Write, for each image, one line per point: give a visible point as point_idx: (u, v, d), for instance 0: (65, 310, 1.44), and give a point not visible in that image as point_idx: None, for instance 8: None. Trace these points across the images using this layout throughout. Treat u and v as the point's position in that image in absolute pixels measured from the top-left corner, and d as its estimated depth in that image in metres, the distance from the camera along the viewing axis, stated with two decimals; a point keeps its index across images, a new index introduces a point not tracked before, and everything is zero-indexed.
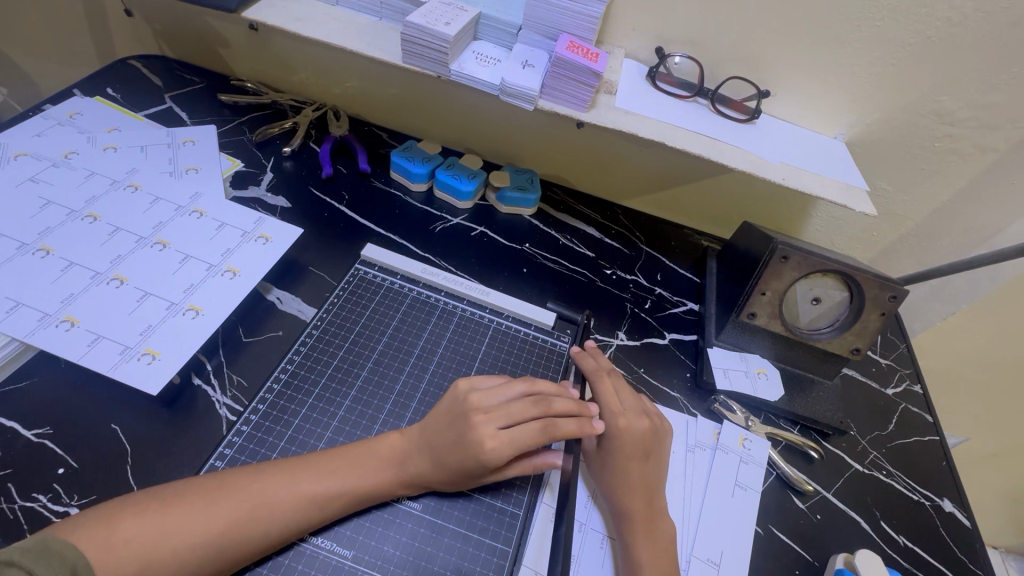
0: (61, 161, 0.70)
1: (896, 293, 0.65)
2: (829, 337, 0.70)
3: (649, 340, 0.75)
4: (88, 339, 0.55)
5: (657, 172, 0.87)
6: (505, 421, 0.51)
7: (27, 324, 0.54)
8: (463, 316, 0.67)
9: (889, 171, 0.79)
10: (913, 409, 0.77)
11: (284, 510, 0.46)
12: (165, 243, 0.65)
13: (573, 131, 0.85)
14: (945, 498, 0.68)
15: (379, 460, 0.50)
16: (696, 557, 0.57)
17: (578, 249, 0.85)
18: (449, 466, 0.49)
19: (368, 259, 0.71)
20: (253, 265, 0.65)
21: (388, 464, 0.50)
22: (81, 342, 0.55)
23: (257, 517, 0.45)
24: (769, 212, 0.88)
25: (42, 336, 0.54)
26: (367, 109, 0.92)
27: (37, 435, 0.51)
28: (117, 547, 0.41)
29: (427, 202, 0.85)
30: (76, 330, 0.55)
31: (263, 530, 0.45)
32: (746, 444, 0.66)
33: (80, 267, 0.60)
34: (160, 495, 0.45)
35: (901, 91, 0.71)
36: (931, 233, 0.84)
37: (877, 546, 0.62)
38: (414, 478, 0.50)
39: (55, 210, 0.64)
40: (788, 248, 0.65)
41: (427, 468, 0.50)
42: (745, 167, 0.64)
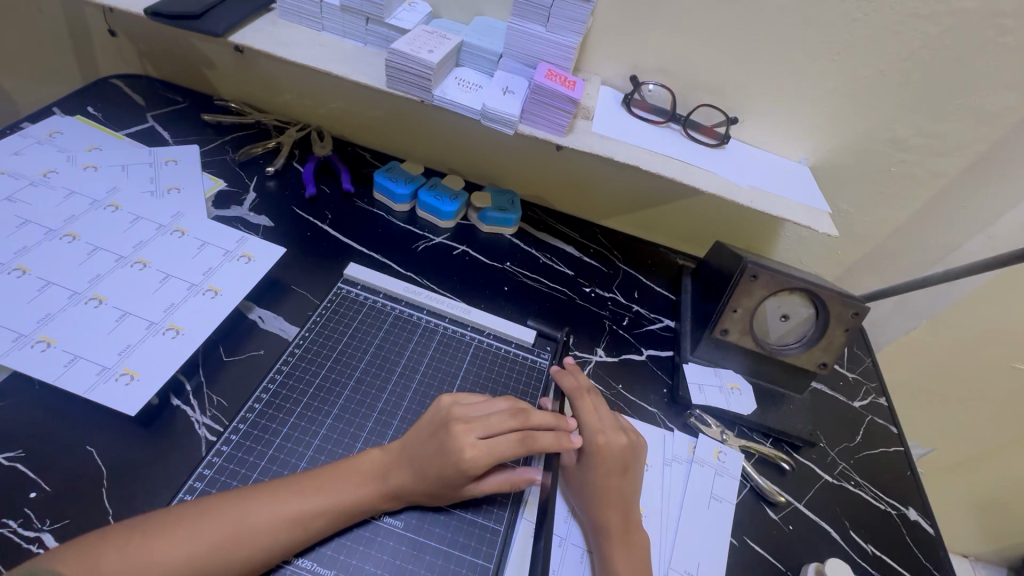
0: (40, 180, 0.69)
1: (858, 310, 0.68)
2: (798, 352, 0.73)
3: (627, 357, 0.77)
4: (65, 359, 0.54)
5: (634, 193, 0.90)
6: (486, 433, 0.52)
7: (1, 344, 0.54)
8: (445, 334, 0.68)
9: (850, 194, 0.83)
10: (879, 421, 0.80)
11: (265, 532, 0.45)
12: (145, 263, 0.65)
13: (552, 153, 0.87)
14: (910, 507, 0.71)
15: (362, 478, 0.50)
16: (673, 569, 0.58)
17: (558, 267, 0.87)
18: (432, 480, 0.50)
19: (351, 278, 0.72)
20: (235, 284, 0.66)
21: (370, 481, 0.50)
22: (58, 362, 0.54)
23: (238, 540, 0.45)
24: (741, 232, 0.92)
25: (16, 356, 0.53)
26: (351, 130, 0.94)
27: (8, 458, 0.50)
28: None
29: (410, 222, 0.86)
30: (52, 351, 0.55)
31: (246, 552, 0.45)
32: (720, 457, 0.68)
33: (58, 286, 0.60)
34: (139, 521, 0.45)
35: (858, 119, 0.76)
36: (892, 252, 0.88)
37: (847, 555, 0.64)
38: (397, 493, 0.50)
39: (32, 229, 0.64)
40: (757, 267, 0.69)
41: (409, 483, 0.50)
42: (715, 190, 0.68)
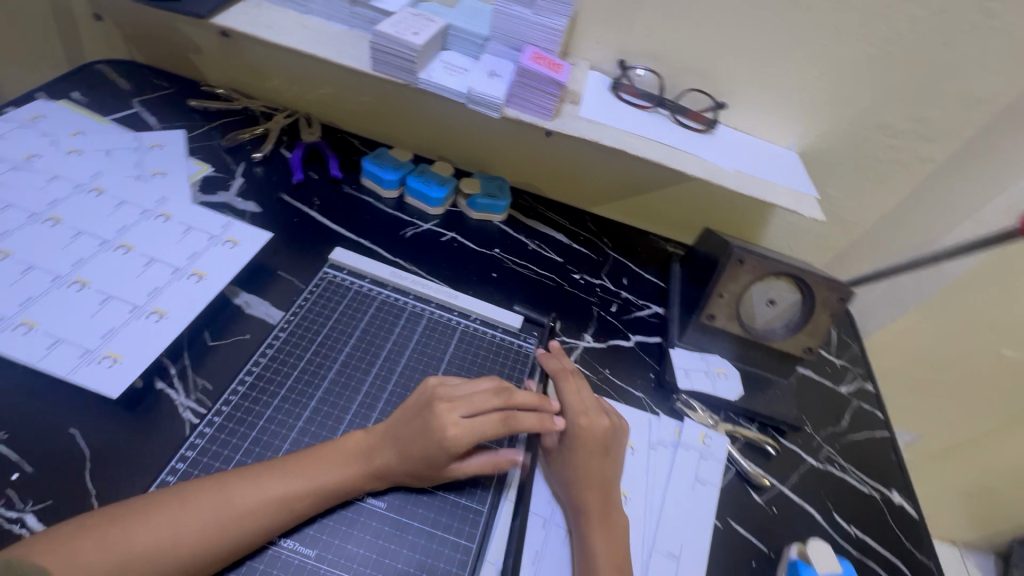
0: (22, 164, 0.69)
1: (844, 294, 0.68)
2: (784, 337, 0.73)
3: (615, 343, 0.77)
4: (47, 342, 0.54)
5: (623, 180, 0.90)
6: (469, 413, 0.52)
7: None
8: (431, 319, 0.68)
9: (838, 179, 0.83)
10: (865, 406, 0.81)
11: (246, 514, 0.46)
12: (129, 247, 0.64)
13: (541, 139, 0.87)
14: (893, 490, 0.72)
15: (345, 459, 0.50)
16: (657, 550, 0.59)
17: (547, 254, 0.87)
18: (416, 460, 0.50)
19: (337, 263, 0.72)
20: (220, 269, 0.65)
21: (352, 461, 0.50)
22: (40, 345, 0.54)
23: (220, 523, 0.45)
24: (730, 219, 0.92)
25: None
26: (340, 116, 0.93)
27: None
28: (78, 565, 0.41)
29: (398, 208, 0.86)
30: (34, 333, 0.55)
31: (230, 537, 0.45)
32: (706, 441, 0.68)
33: (41, 270, 0.59)
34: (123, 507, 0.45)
35: (846, 104, 0.76)
36: (880, 239, 0.88)
37: (830, 537, 0.65)
38: (381, 474, 0.50)
39: (14, 212, 0.64)
40: (743, 252, 0.69)
41: (392, 464, 0.50)
42: (701, 175, 0.67)
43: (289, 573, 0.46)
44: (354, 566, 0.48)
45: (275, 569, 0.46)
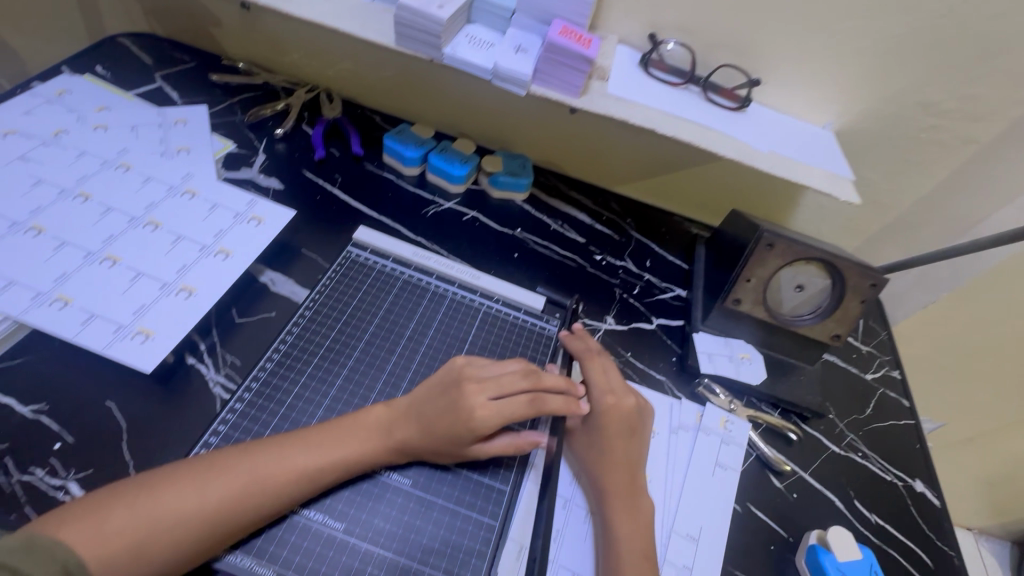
0: (51, 140, 0.69)
1: (877, 281, 0.66)
2: (811, 323, 0.71)
3: (637, 325, 0.77)
4: (82, 317, 0.56)
5: (649, 159, 0.88)
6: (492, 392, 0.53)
7: (21, 301, 0.55)
8: (454, 299, 0.68)
9: (874, 160, 0.80)
10: (891, 394, 0.80)
11: (272, 486, 0.47)
12: (157, 224, 0.65)
13: (566, 116, 0.85)
14: (917, 479, 0.71)
15: (371, 434, 0.51)
16: (676, 532, 0.59)
17: (569, 234, 0.86)
18: (440, 437, 0.51)
19: (360, 242, 0.71)
20: (246, 247, 0.66)
21: (374, 435, 0.51)
22: (75, 320, 0.55)
23: (246, 495, 0.46)
24: (758, 200, 0.89)
25: (36, 314, 0.55)
26: (360, 91, 0.92)
27: (33, 411, 0.52)
28: (109, 539, 0.42)
29: (420, 186, 0.85)
30: (70, 309, 0.56)
31: (256, 508, 0.46)
32: (727, 426, 0.68)
33: (74, 246, 0.61)
34: (148, 481, 0.46)
35: (888, 81, 0.72)
36: (915, 223, 0.85)
37: (850, 524, 0.65)
38: (404, 448, 0.51)
39: (46, 188, 0.64)
40: (773, 235, 0.67)
41: (416, 441, 0.51)
42: (733, 156, 0.65)
43: (319, 545, 0.48)
44: (381, 540, 0.49)
45: (306, 540, 0.48)
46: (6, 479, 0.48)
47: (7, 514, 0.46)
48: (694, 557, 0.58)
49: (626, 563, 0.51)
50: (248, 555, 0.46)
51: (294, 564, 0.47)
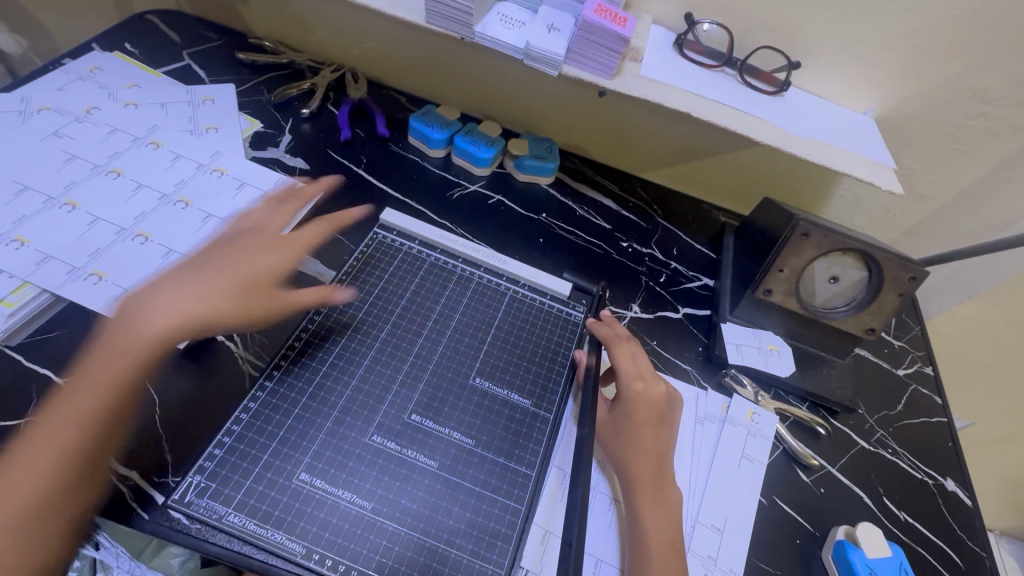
0: (84, 116, 0.70)
1: (917, 275, 0.64)
2: (844, 316, 0.70)
3: (663, 314, 0.76)
4: (116, 292, 0.56)
5: (678, 144, 0.86)
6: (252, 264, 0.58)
7: (57, 275, 0.56)
8: (480, 283, 0.68)
9: (917, 148, 0.77)
10: (923, 391, 0.78)
11: (103, 417, 0.47)
12: (188, 202, 0.65)
13: (595, 99, 0.83)
14: (948, 478, 0.69)
15: (201, 311, 0.53)
16: (700, 523, 0.58)
17: (595, 221, 0.84)
18: (258, 295, 0.56)
19: (387, 223, 0.71)
20: (275, 227, 0.66)
21: (125, 345, 0.50)
22: (110, 295, 0.56)
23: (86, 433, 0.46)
24: (790, 189, 0.87)
25: (72, 288, 0.55)
26: (386, 72, 0.91)
27: (69, 383, 0.53)
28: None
29: (445, 169, 0.84)
30: (104, 283, 0.57)
31: (102, 444, 0.47)
32: (754, 418, 0.67)
33: (106, 222, 0.61)
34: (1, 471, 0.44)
35: (936, 66, 0.69)
36: (955, 215, 0.82)
37: (879, 521, 0.64)
38: (209, 323, 0.53)
39: (79, 164, 0.65)
40: (809, 224, 0.64)
41: (232, 305, 0.55)
42: (770, 141, 0.63)
43: (348, 523, 0.48)
44: (408, 520, 0.49)
45: (335, 518, 0.48)
46: None
47: None
48: (719, 548, 0.57)
49: (652, 550, 0.51)
50: (279, 529, 0.47)
51: (323, 541, 0.47)
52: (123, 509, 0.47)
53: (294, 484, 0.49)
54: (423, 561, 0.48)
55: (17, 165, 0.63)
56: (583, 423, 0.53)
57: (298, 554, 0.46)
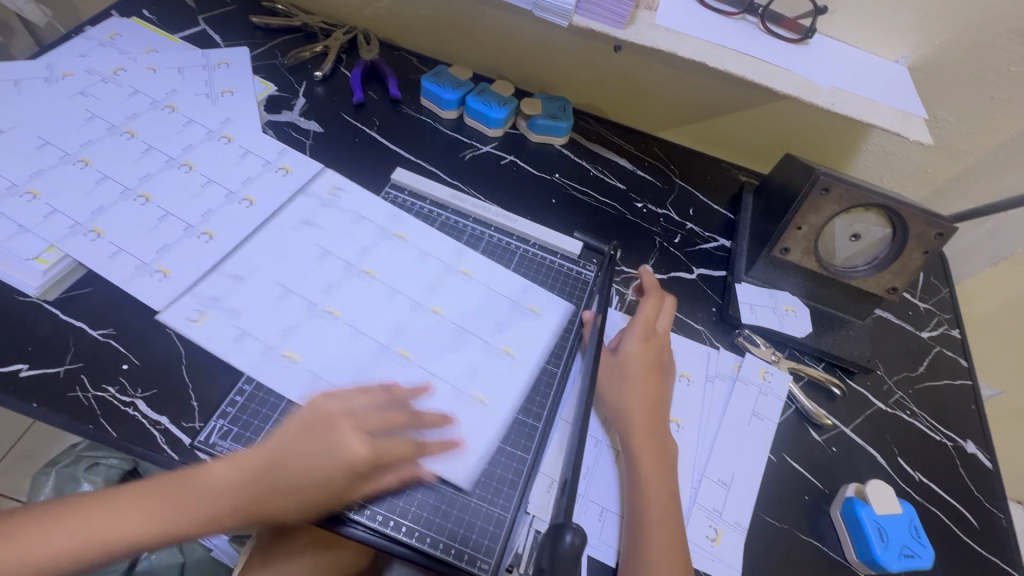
0: (110, 77, 0.72)
1: (944, 231, 0.61)
2: (865, 276, 0.68)
3: (676, 275, 0.75)
4: (111, 251, 0.58)
5: (697, 100, 0.83)
6: (311, 456, 0.46)
7: (58, 230, 0.57)
8: (491, 242, 0.69)
9: (952, 97, 0.73)
10: (948, 353, 0.75)
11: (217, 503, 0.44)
12: (407, 356, 0.57)
13: (610, 55, 0.81)
14: (968, 440, 0.68)
15: (293, 482, 0.45)
16: (707, 477, 0.59)
17: (609, 181, 0.83)
18: (355, 472, 0.47)
19: (399, 183, 0.72)
20: (504, 393, 0.57)
21: (216, 496, 0.44)
22: (104, 253, 0.58)
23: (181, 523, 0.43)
24: (814, 146, 0.83)
25: (71, 243, 0.57)
26: (398, 31, 0.90)
27: (102, 334, 0.56)
28: None
29: (458, 130, 0.84)
30: (101, 241, 0.58)
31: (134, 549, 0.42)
32: (766, 377, 0.67)
33: (367, 336, 0.58)
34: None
35: (975, 7, 0.65)
36: (993, 171, 0.77)
37: (892, 480, 0.63)
38: (305, 489, 0.45)
39: (333, 261, 0.63)
40: (830, 179, 0.62)
41: (224, 485, 0.44)
42: (792, 91, 0.60)
43: None
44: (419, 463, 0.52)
45: None
46: (82, 394, 0.53)
47: (86, 424, 0.51)
48: (724, 500, 0.58)
49: (650, 501, 0.52)
50: None
51: None
52: (155, 451, 0.51)
53: None
54: (433, 501, 0.50)
55: (265, 264, 0.61)
56: (590, 369, 0.55)
57: None
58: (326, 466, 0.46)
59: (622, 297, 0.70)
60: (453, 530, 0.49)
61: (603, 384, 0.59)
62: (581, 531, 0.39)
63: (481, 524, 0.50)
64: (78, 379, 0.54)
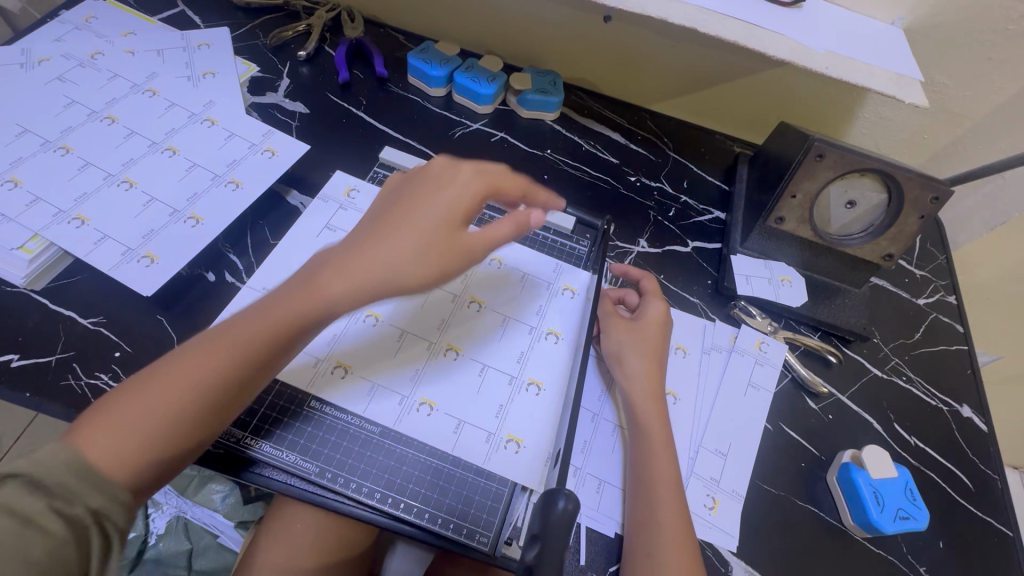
0: (87, 61, 0.70)
1: (940, 194, 0.61)
2: (861, 243, 0.67)
3: (671, 248, 0.74)
4: (96, 237, 0.57)
5: (689, 70, 0.81)
6: (396, 241, 0.46)
7: (42, 218, 0.56)
8: (482, 218, 0.68)
9: (948, 59, 0.71)
10: (944, 319, 0.75)
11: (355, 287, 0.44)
12: (432, 404, 0.54)
13: (599, 26, 0.79)
14: (964, 405, 0.68)
15: (360, 279, 0.45)
16: (704, 448, 0.59)
17: (602, 155, 0.82)
18: (443, 246, 0.46)
19: (387, 162, 0.71)
20: (555, 373, 0.58)
21: (349, 263, 0.45)
22: (90, 240, 0.56)
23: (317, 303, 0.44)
24: (809, 114, 0.82)
25: (55, 231, 0.56)
26: (383, 8, 0.88)
27: (93, 323, 0.56)
28: (115, 454, 0.38)
29: (447, 108, 0.82)
30: (86, 228, 0.57)
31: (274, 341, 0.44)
32: (762, 347, 0.67)
33: (414, 335, 0.58)
34: (108, 404, 0.40)
35: None
36: (991, 134, 0.76)
37: (888, 445, 0.63)
38: (377, 281, 0.45)
39: None
40: (824, 144, 0.61)
41: (310, 302, 0.44)
42: (785, 56, 0.59)
43: (359, 445, 0.51)
44: (415, 442, 0.52)
45: (345, 441, 0.51)
46: (76, 382, 0.53)
47: (80, 412, 0.51)
48: (722, 470, 0.58)
49: (664, 469, 0.52)
50: (292, 450, 0.50)
51: (335, 460, 0.50)
52: None
53: (306, 410, 0.52)
54: (431, 479, 0.51)
55: None
56: (587, 333, 0.57)
57: (312, 472, 0.49)
58: (411, 248, 0.46)
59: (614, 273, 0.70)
60: (453, 506, 0.50)
61: (626, 348, 0.59)
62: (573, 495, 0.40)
63: (480, 498, 0.51)
64: (70, 368, 0.53)
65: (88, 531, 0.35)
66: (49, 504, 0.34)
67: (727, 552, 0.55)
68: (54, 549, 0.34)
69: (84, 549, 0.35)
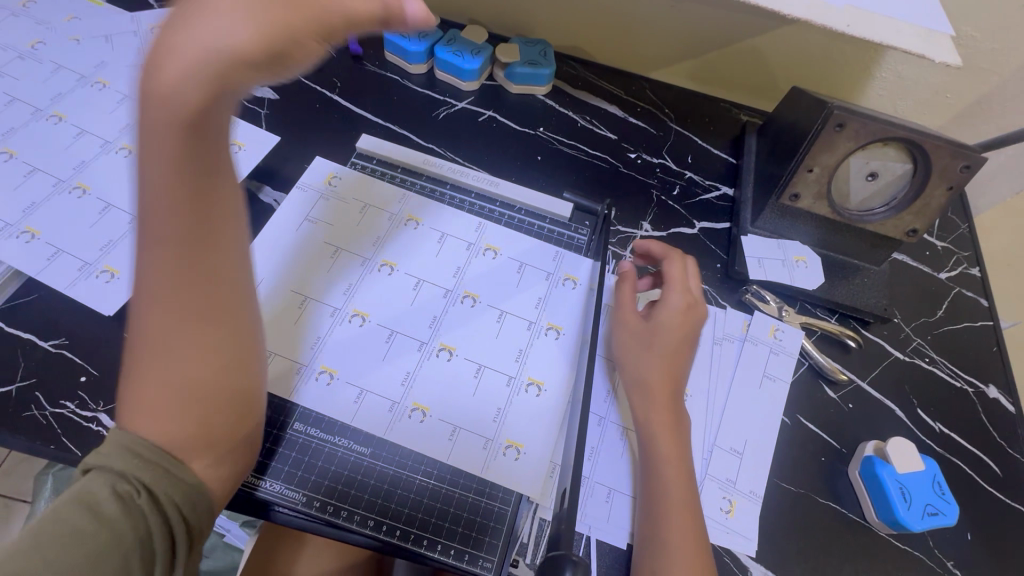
0: (28, 52, 0.63)
1: (971, 162, 0.55)
2: (882, 219, 0.62)
3: (677, 231, 0.69)
4: (49, 252, 0.53)
5: (692, 32, 0.74)
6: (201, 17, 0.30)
7: None
8: (471, 208, 0.63)
9: (977, 9, 0.64)
10: (968, 294, 0.71)
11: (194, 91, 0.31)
12: (424, 410, 0.50)
13: None
14: (990, 385, 0.64)
15: (180, 75, 0.30)
16: (719, 446, 0.56)
17: (599, 131, 0.76)
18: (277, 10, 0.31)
19: (365, 152, 0.65)
20: (558, 373, 0.53)
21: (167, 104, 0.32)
22: (42, 256, 0.52)
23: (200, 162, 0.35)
24: (822, 76, 0.75)
25: (4, 247, 0.52)
26: None
27: (54, 345, 0.51)
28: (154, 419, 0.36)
29: (429, 86, 0.75)
30: (37, 243, 0.53)
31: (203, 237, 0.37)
32: (777, 335, 0.62)
33: (403, 335, 0.53)
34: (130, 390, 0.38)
35: None
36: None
37: (911, 433, 0.60)
38: (199, 65, 0.30)
39: (348, 258, 0.57)
40: (845, 113, 0.55)
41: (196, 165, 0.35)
42: (800, 14, 0.52)
43: (349, 470, 0.48)
44: (411, 463, 0.48)
45: (334, 465, 0.48)
46: (39, 413, 0.49)
47: (47, 445, 0.47)
48: (737, 471, 0.55)
49: (678, 475, 0.49)
50: (276, 479, 0.47)
51: (323, 488, 0.47)
52: None
53: (288, 434, 0.48)
54: (428, 503, 0.47)
55: (278, 273, 0.55)
56: (592, 329, 0.52)
57: (298, 502, 0.46)
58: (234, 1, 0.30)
59: (619, 261, 0.65)
60: (453, 531, 0.47)
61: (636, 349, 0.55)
62: (582, 563, 0.36)
63: (483, 520, 0.47)
64: (33, 397, 0.49)
65: (150, 530, 0.33)
66: (115, 489, 0.33)
67: (745, 557, 0.52)
68: (111, 546, 0.31)
69: (145, 549, 0.32)
